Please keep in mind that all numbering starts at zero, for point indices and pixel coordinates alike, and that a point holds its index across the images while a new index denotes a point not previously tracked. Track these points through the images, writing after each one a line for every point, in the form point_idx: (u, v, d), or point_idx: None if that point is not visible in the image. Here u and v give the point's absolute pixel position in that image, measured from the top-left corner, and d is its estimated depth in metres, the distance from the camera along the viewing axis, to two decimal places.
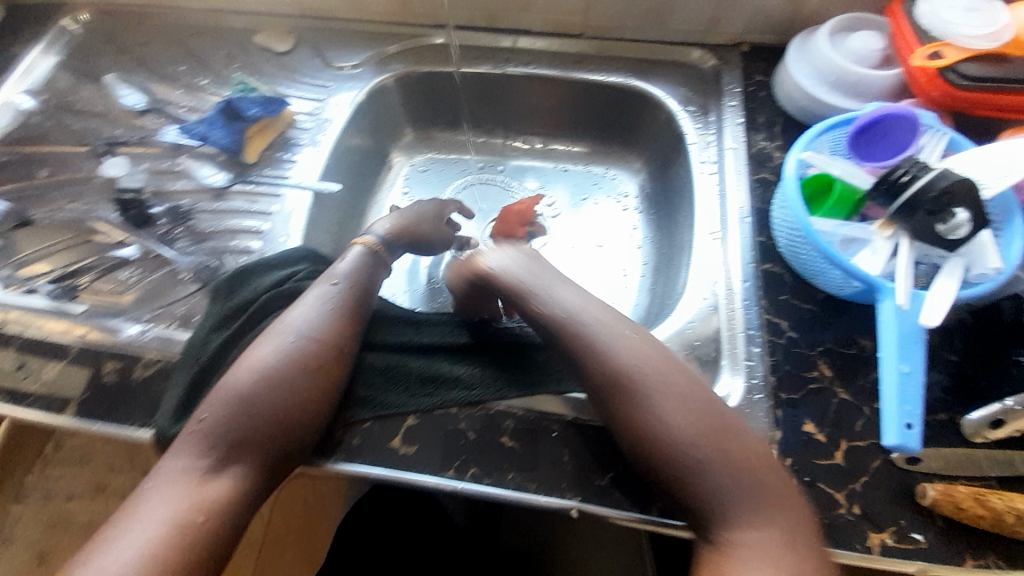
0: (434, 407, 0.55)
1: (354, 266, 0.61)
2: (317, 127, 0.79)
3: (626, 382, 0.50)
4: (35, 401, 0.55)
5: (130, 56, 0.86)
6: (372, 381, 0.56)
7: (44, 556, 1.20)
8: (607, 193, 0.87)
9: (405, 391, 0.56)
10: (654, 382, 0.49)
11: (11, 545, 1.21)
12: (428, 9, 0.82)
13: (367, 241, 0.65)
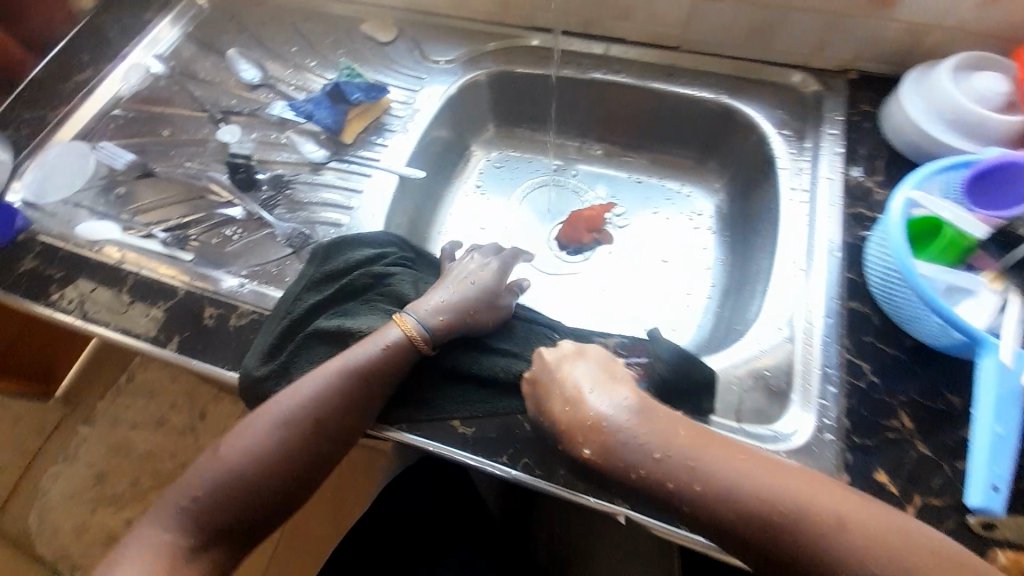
0: (492, 410, 0.56)
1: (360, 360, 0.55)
2: (408, 115, 0.82)
3: (750, 534, 0.44)
4: (145, 333, 0.63)
5: (249, 34, 0.94)
6: (433, 379, 0.58)
7: (105, 473, 1.47)
8: (680, 210, 0.86)
9: (461, 394, 0.57)
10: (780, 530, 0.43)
11: (82, 454, 1.49)
12: (526, 12, 0.84)
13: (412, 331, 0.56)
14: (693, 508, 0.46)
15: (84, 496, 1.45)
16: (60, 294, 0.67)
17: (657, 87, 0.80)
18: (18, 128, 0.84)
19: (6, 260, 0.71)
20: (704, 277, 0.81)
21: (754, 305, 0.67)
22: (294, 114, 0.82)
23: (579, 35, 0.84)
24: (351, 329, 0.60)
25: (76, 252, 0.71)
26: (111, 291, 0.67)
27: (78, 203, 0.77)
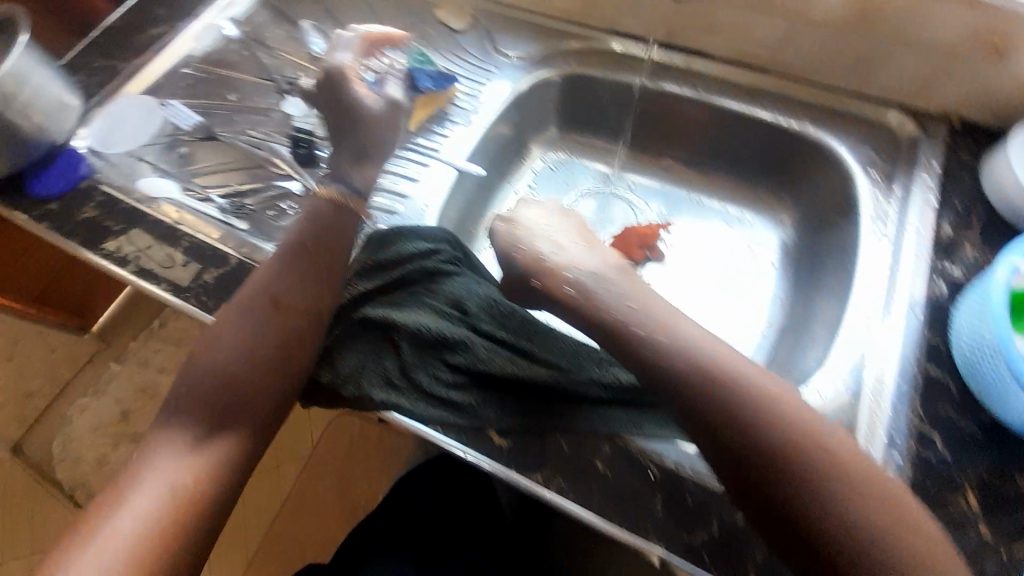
0: (529, 427, 0.54)
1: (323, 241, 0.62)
2: (472, 108, 0.80)
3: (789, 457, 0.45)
4: (196, 298, 0.63)
5: (322, 6, 0.93)
6: (470, 383, 0.56)
7: (128, 414, 1.52)
8: (741, 237, 0.82)
9: (497, 404, 0.55)
10: (816, 461, 0.45)
11: (107, 394, 1.55)
12: (607, 14, 0.81)
13: (334, 198, 0.66)
14: (744, 422, 0.46)
15: (106, 433, 1.50)
16: (116, 246, 0.68)
17: (736, 107, 0.76)
18: (90, 76, 0.85)
19: (67, 206, 0.72)
20: (759, 312, 0.76)
21: (818, 353, 0.63)
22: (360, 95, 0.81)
23: (664, 44, 0.80)
24: (398, 322, 0.58)
25: (135, 206, 0.71)
26: (166, 251, 0.67)
27: (141, 157, 0.77)
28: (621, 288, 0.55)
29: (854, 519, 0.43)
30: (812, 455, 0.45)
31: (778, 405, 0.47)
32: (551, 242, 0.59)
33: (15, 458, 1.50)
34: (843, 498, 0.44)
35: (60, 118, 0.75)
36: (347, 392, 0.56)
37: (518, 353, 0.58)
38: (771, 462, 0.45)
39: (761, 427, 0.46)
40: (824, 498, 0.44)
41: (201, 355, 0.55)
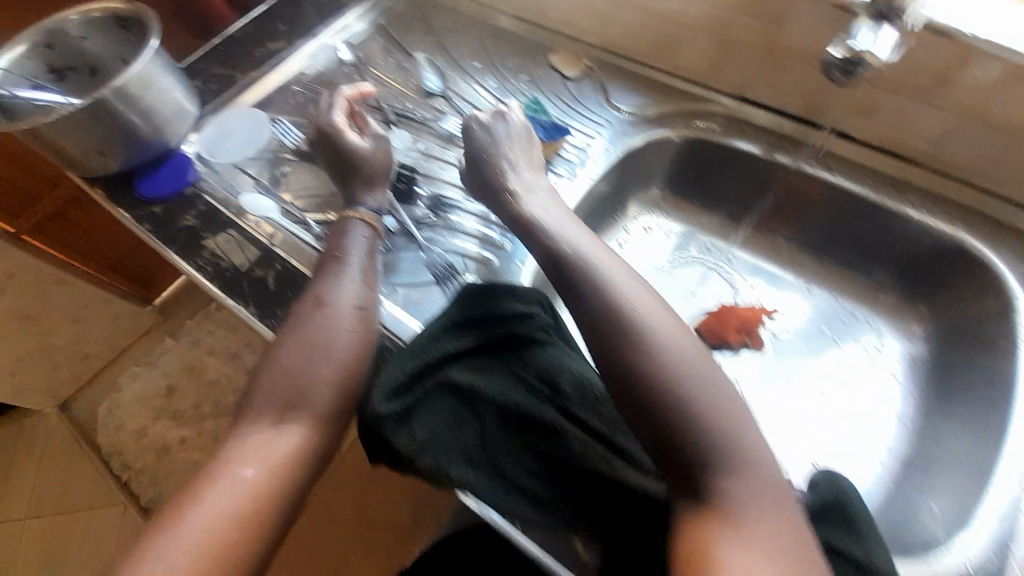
0: (610, 535, 0.50)
1: (354, 246, 0.63)
2: (579, 161, 0.78)
3: (653, 366, 0.49)
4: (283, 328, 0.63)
5: (435, 38, 0.93)
6: (549, 474, 0.52)
7: (172, 390, 1.54)
8: (859, 340, 0.75)
9: (572, 501, 0.51)
10: (670, 368, 0.49)
11: (156, 368, 1.58)
12: (737, 79, 0.77)
13: (369, 219, 0.66)
14: (632, 344, 0.50)
15: (150, 403, 1.52)
16: (213, 262, 0.70)
17: (869, 197, 0.71)
18: (206, 82, 0.86)
19: (169, 212, 0.74)
20: (875, 430, 0.69)
21: (948, 504, 0.58)
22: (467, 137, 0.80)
23: (797, 119, 0.76)
24: (485, 392, 0.54)
25: (236, 221, 0.73)
26: (260, 272, 0.68)
27: (244, 170, 0.79)
28: (533, 195, 0.64)
29: (709, 428, 0.47)
30: (676, 365, 0.49)
31: (639, 314, 0.52)
32: (510, 153, 0.67)
33: (63, 413, 1.54)
34: (701, 404, 0.47)
35: (178, 124, 0.76)
36: (424, 461, 0.51)
37: (592, 438, 0.53)
38: (634, 367, 0.49)
39: (623, 331, 0.51)
40: (685, 403, 0.47)
41: (279, 388, 0.52)
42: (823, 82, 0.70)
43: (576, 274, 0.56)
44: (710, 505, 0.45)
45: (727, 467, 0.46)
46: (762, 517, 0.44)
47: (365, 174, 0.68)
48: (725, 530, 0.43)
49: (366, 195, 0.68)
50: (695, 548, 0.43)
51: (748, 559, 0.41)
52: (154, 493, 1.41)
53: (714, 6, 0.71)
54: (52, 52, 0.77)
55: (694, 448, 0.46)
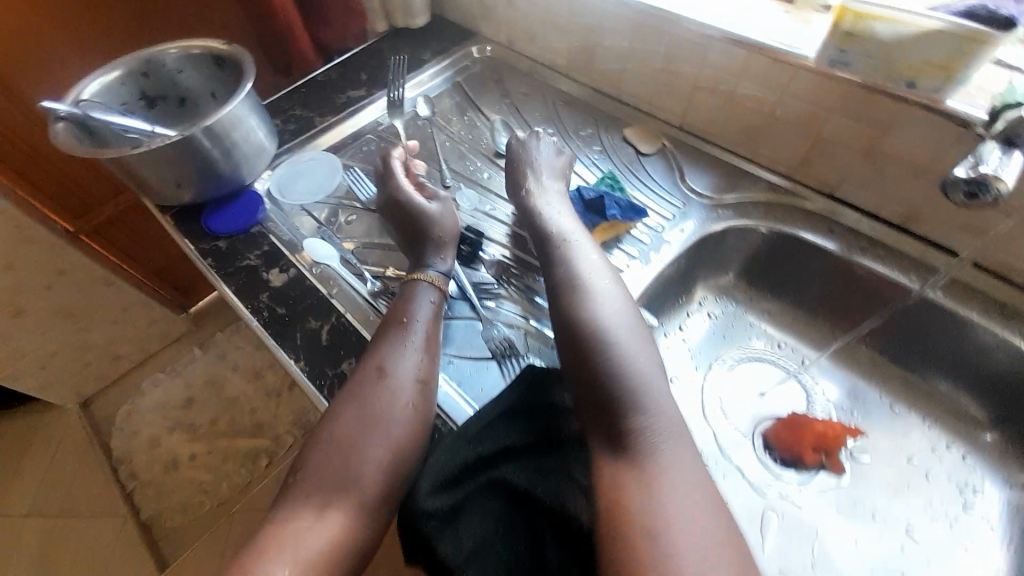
0: None
1: (422, 309, 0.60)
2: (654, 245, 0.76)
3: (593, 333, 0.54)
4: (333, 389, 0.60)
5: (509, 100, 0.93)
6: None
7: (191, 401, 1.51)
8: (950, 479, 0.69)
9: None
10: (602, 331, 0.54)
11: (179, 376, 1.55)
12: (824, 174, 0.74)
13: (436, 281, 0.64)
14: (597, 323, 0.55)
15: (169, 413, 1.50)
16: (270, 306, 0.68)
17: (971, 317, 0.66)
18: (284, 122, 0.88)
19: (234, 248, 0.73)
20: None
21: None
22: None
23: (893, 225, 0.72)
24: (541, 499, 0.49)
25: (297, 263, 0.72)
26: (315, 324, 0.66)
27: (308, 211, 0.78)
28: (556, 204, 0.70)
29: (625, 377, 0.51)
30: (583, 320, 0.56)
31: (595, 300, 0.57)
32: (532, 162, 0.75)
33: (84, 411, 1.53)
34: (634, 367, 0.52)
35: (256, 163, 0.77)
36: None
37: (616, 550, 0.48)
38: (585, 336, 0.55)
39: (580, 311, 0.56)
40: (631, 373, 0.52)
41: (327, 468, 0.49)
42: (928, 191, 0.66)
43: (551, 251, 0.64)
44: (629, 452, 0.48)
45: (642, 412, 0.50)
46: (678, 465, 0.47)
47: (433, 236, 0.68)
48: (638, 470, 0.46)
49: (436, 256, 0.67)
50: (620, 491, 0.45)
51: (659, 497, 0.44)
52: (156, 510, 1.36)
53: (813, 102, 0.68)
54: (148, 81, 0.79)
55: (639, 411, 0.50)
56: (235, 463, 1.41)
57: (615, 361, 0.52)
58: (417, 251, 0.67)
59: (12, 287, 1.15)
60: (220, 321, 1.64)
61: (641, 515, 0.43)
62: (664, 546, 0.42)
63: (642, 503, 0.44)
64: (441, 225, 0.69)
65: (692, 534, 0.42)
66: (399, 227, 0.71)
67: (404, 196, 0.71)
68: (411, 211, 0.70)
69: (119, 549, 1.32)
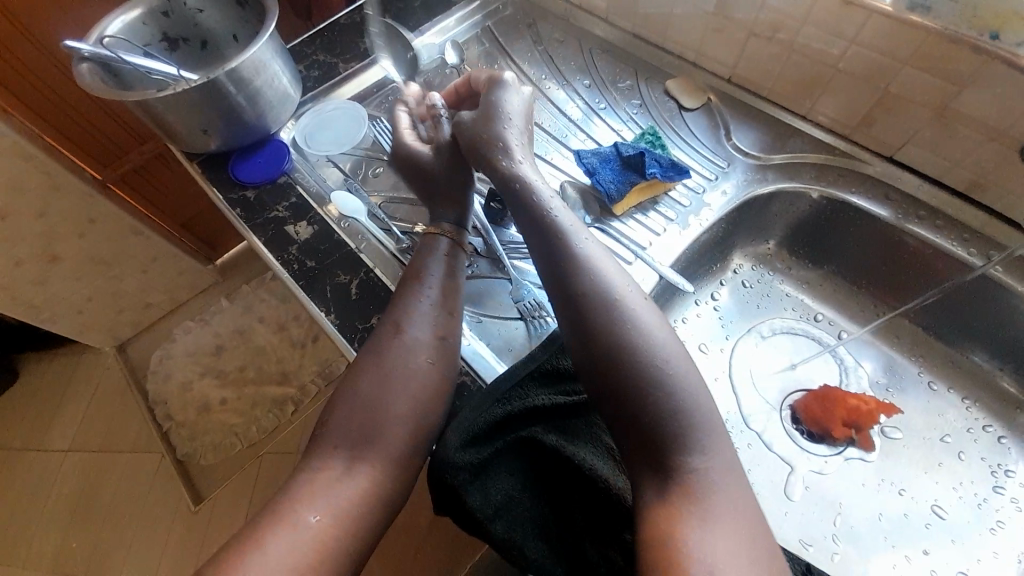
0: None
1: (429, 262, 0.59)
2: (692, 208, 0.72)
3: (632, 357, 0.46)
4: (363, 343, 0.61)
5: (542, 48, 0.87)
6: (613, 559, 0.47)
7: (220, 349, 1.56)
8: (985, 459, 0.67)
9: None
10: (643, 355, 0.46)
11: (208, 325, 1.60)
12: (884, 134, 0.68)
13: (449, 232, 0.62)
14: (615, 339, 0.47)
15: (199, 360, 1.55)
16: (298, 258, 0.67)
17: None
18: (307, 68, 0.84)
19: (261, 198, 0.72)
20: (994, 567, 0.61)
21: None
22: (576, 167, 0.76)
23: (956, 192, 0.66)
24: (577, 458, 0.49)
25: (323, 217, 0.71)
26: (344, 277, 0.65)
27: (336, 164, 0.77)
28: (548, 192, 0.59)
29: (673, 410, 0.44)
30: (618, 342, 0.47)
31: (611, 308, 0.49)
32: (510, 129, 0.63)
33: (120, 354, 1.60)
34: (683, 398, 0.45)
35: (281, 110, 0.75)
36: (497, 528, 0.48)
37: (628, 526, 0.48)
38: (621, 359, 0.46)
39: (595, 322, 0.48)
40: (660, 392, 0.45)
41: (358, 419, 0.49)
42: (1000, 157, 0.60)
43: (553, 250, 0.54)
44: (678, 487, 0.42)
45: (692, 444, 0.43)
46: (732, 505, 0.42)
47: (452, 190, 0.65)
48: (689, 509, 0.41)
49: (446, 210, 0.64)
50: (667, 534, 0.40)
51: (713, 543, 0.39)
52: (190, 448, 1.44)
53: (881, 53, 0.62)
54: (169, 21, 0.76)
55: (680, 436, 0.44)
56: (262, 410, 1.46)
57: (656, 386, 0.45)
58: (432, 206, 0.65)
59: (46, 233, 1.18)
60: (245, 273, 1.67)
61: (691, 554, 0.39)
62: None
63: (694, 548, 0.39)
64: (459, 177, 0.66)
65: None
66: (409, 180, 0.68)
67: (411, 147, 0.68)
68: (421, 164, 0.66)
69: (158, 484, 1.41)
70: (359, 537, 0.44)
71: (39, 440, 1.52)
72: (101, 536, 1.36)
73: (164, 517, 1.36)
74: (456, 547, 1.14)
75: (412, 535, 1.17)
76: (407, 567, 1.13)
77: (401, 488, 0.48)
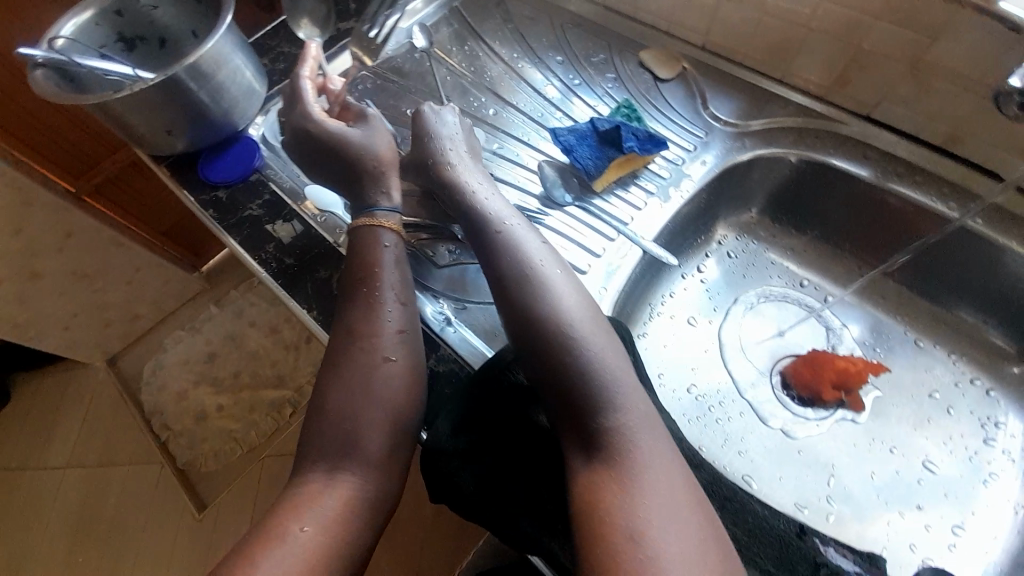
0: None
1: (386, 256, 0.57)
2: (673, 180, 0.71)
3: (547, 330, 0.46)
4: None
5: (512, 27, 0.85)
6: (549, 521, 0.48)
7: (212, 356, 1.54)
8: (973, 412, 0.68)
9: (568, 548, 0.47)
10: (557, 323, 0.46)
11: (197, 333, 1.58)
12: (861, 93, 0.67)
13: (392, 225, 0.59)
14: (530, 311, 0.47)
15: (192, 368, 1.53)
16: (275, 255, 0.66)
17: (1010, 245, 0.62)
18: (273, 61, 0.82)
19: (234, 198, 0.71)
20: (986, 519, 0.62)
21: None
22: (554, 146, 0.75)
23: (934, 147, 0.66)
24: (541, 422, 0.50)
25: (300, 213, 0.69)
26: (324, 273, 0.64)
27: None
28: (473, 177, 0.59)
29: (583, 374, 0.44)
30: (532, 314, 0.47)
31: (528, 280, 0.49)
32: (445, 139, 0.63)
33: (111, 367, 1.58)
34: (593, 359, 0.44)
35: (247, 106, 0.73)
36: (492, 511, 0.48)
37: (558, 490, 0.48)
38: (538, 329, 0.46)
39: (513, 295, 0.49)
40: (575, 355, 0.45)
41: (343, 415, 0.49)
42: (976, 109, 0.60)
43: (478, 232, 0.54)
44: (598, 456, 0.42)
45: (614, 411, 0.43)
46: (657, 468, 0.41)
47: (372, 166, 0.61)
48: (612, 475, 0.40)
49: (379, 195, 0.61)
50: (593, 503, 0.40)
51: (639, 506, 0.39)
52: (190, 456, 1.43)
53: (855, 9, 0.61)
54: (123, 20, 0.73)
55: (597, 399, 0.43)
56: (259, 414, 1.46)
57: (569, 352, 0.45)
58: (357, 190, 0.62)
59: (22, 249, 1.15)
60: (231, 278, 1.64)
61: (617, 520, 0.38)
62: (644, 552, 0.36)
63: (618, 516, 0.38)
64: (376, 151, 0.62)
65: (675, 549, 0.37)
66: (320, 161, 0.64)
67: (317, 117, 0.64)
68: (332, 139, 0.62)
69: (160, 494, 1.40)
70: (352, 531, 0.45)
71: (36, 459, 1.51)
72: (108, 550, 1.36)
73: (169, 526, 1.36)
74: (462, 534, 1.15)
75: (416, 527, 1.17)
76: (413, 557, 1.14)
77: (391, 481, 0.48)
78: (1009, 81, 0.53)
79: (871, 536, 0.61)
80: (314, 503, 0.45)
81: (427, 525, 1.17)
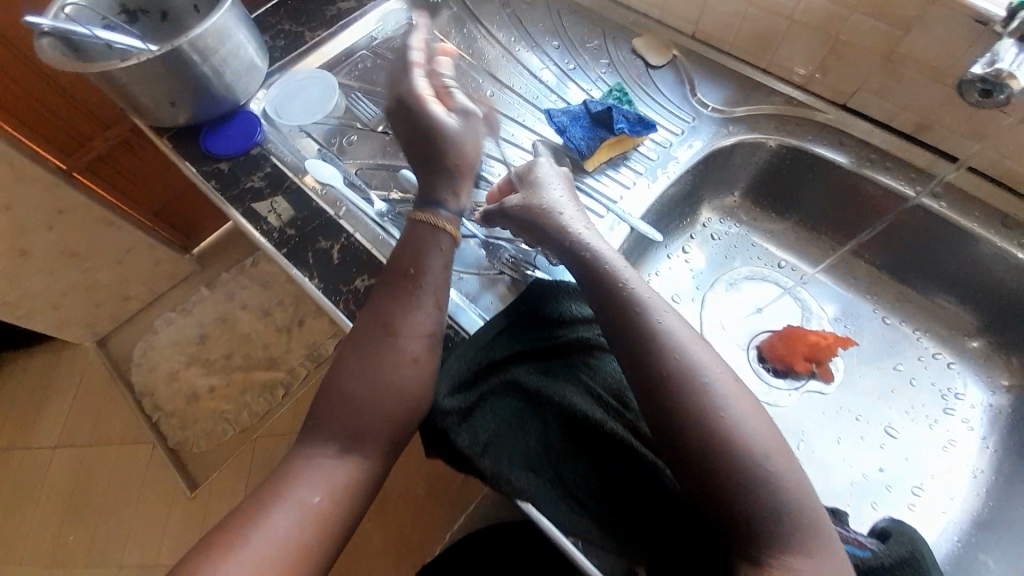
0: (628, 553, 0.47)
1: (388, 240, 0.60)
2: (661, 162, 0.75)
3: (680, 395, 0.45)
4: (344, 305, 0.63)
5: (510, 11, 0.87)
6: (513, 455, 0.51)
7: (204, 338, 1.55)
8: (934, 381, 0.73)
9: (555, 491, 0.49)
10: (732, 438, 0.43)
11: (189, 315, 1.59)
12: (838, 83, 0.71)
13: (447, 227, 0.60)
14: (698, 416, 0.44)
15: (183, 349, 1.54)
16: (276, 224, 0.68)
17: (973, 228, 0.66)
18: (274, 38, 0.83)
19: (235, 171, 0.73)
20: (947, 481, 0.67)
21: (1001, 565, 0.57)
22: (548, 127, 0.77)
23: (904, 135, 0.70)
24: (526, 380, 0.53)
25: (299, 186, 0.72)
26: (326, 244, 0.67)
27: (309, 134, 0.78)
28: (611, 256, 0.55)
29: (757, 491, 0.42)
30: (703, 424, 0.44)
31: (696, 386, 0.45)
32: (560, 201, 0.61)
33: (101, 349, 1.58)
34: (768, 478, 0.42)
35: (248, 81, 0.75)
36: (484, 463, 0.50)
37: (546, 437, 0.51)
38: (710, 441, 0.43)
39: (676, 400, 0.45)
40: (746, 471, 0.42)
41: (340, 380, 0.52)
42: (945, 98, 0.64)
43: (627, 322, 0.50)
44: None
45: (778, 524, 0.41)
46: (812, 528, 0.42)
47: (456, 148, 0.64)
48: None
49: (447, 193, 0.63)
50: None
51: None
52: (181, 437, 1.45)
53: (832, 1, 0.64)
54: None
55: (767, 516, 0.42)
56: (251, 395, 1.47)
57: (744, 471, 0.42)
58: (429, 185, 0.63)
59: (13, 226, 1.15)
60: (225, 260, 1.65)
61: None
62: None
63: None
64: (465, 137, 0.65)
65: None
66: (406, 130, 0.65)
67: (415, 89, 0.65)
68: (423, 113, 0.64)
69: (153, 473, 1.42)
70: (350, 484, 0.48)
71: (25, 438, 1.51)
72: (100, 528, 1.38)
73: (160, 505, 1.38)
74: (455, 508, 1.19)
75: (407, 503, 1.21)
76: (405, 531, 1.18)
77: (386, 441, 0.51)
78: (972, 69, 0.54)
79: (835, 494, 0.66)
80: (313, 461, 0.48)
81: (417, 501, 1.20)
